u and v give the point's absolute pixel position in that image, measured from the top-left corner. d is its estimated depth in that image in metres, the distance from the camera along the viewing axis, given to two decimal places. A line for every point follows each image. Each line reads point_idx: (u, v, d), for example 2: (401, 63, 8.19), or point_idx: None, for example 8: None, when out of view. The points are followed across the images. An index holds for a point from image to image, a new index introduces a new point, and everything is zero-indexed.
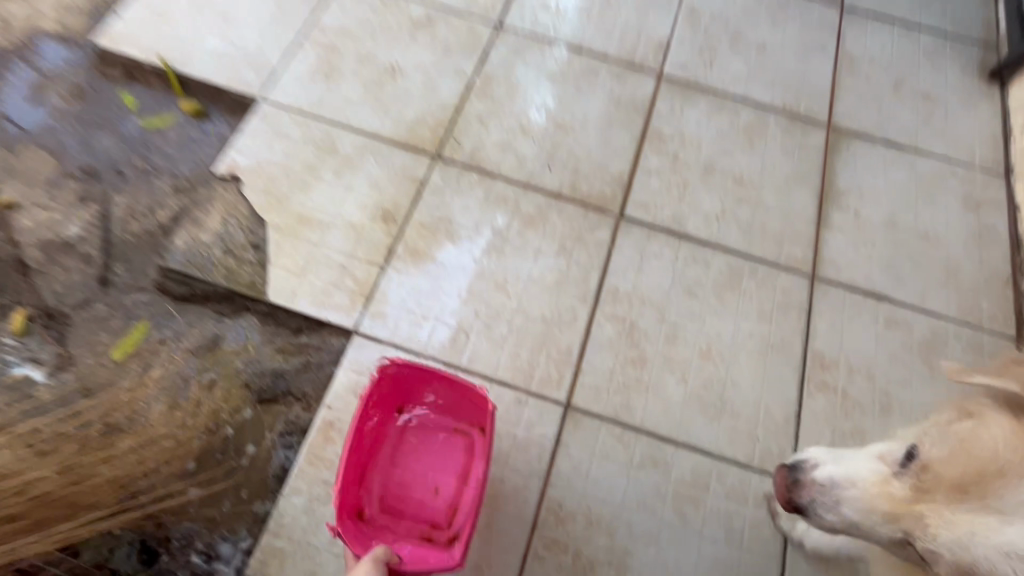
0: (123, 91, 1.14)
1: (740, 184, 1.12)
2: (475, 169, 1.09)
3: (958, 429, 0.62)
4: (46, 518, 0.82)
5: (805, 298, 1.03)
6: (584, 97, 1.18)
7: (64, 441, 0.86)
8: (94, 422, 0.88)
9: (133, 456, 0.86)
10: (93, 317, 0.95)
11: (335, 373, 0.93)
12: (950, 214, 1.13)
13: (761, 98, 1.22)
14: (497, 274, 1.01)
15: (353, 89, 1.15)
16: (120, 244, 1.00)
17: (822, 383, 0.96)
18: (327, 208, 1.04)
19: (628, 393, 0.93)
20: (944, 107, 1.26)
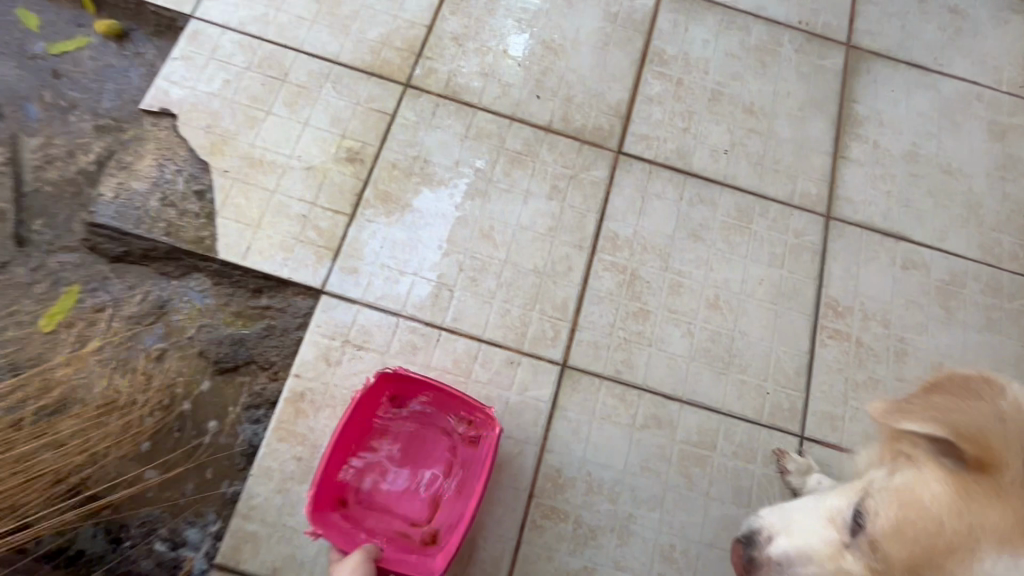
0: (22, 8, 0.94)
1: (750, 113, 1.00)
2: (452, 100, 0.94)
3: (895, 489, 0.56)
4: None
5: (819, 240, 0.94)
6: (575, 11, 1.02)
7: None
8: (26, 405, 0.76)
9: (76, 442, 0.75)
10: (11, 282, 0.81)
11: (303, 338, 0.83)
12: (974, 144, 1.04)
13: (774, 12, 1.08)
14: (482, 221, 0.89)
15: (303, 3, 0.97)
16: (35, 196, 0.85)
17: (835, 331, 0.90)
18: (282, 148, 0.90)
19: (630, 349, 0.85)
20: (972, 22, 1.13)
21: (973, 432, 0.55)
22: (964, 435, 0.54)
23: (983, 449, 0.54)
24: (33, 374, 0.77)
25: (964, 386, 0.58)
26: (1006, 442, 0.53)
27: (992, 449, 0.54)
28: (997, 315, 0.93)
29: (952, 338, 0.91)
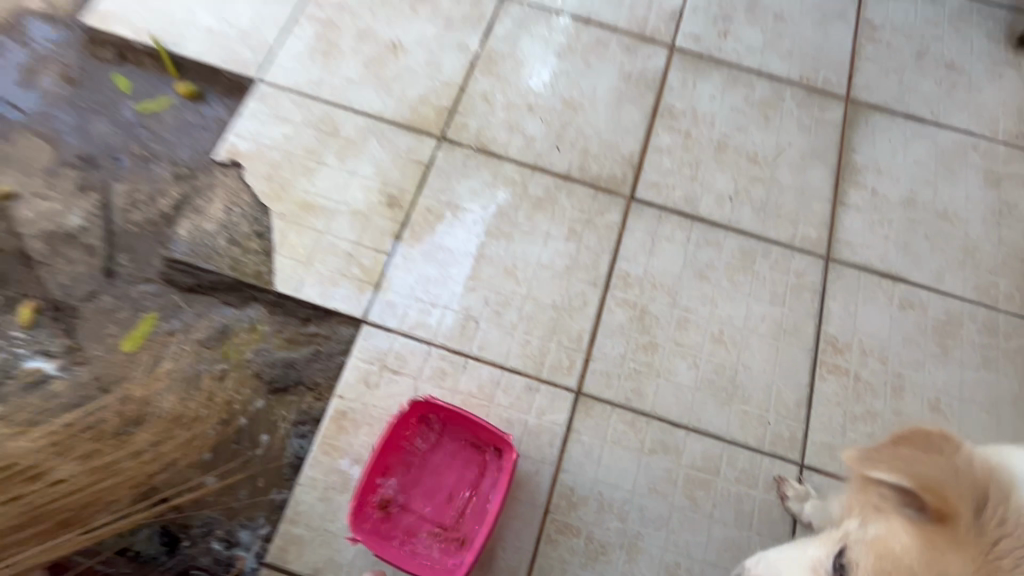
0: (116, 74, 1.11)
1: (754, 162, 1.09)
2: (481, 152, 1.06)
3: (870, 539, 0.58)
4: (69, 517, 0.81)
5: (819, 280, 1.01)
6: (593, 72, 1.14)
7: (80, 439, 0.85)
8: (110, 417, 0.88)
9: (152, 450, 0.86)
10: (101, 309, 0.95)
11: (345, 363, 0.93)
12: (971, 191, 1.10)
13: (777, 70, 1.17)
14: (506, 260, 0.99)
15: (353, 68, 1.11)
16: (122, 235, 0.99)
17: (835, 366, 0.96)
18: (331, 194, 1.02)
19: (639, 379, 0.93)
20: (968, 77, 1.20)
21: (932, 482, 0.55)
22: (926, 487, 0.55)
23: (944, 500, 0.54)
24: (118, 391, 0.90)
25: (924, 438, 0.59)
26: (964, 492, 0.55)
27: (951, 499, 0.54)
28: (994, 354, 0.98)
29: (948, 375, 0.96)
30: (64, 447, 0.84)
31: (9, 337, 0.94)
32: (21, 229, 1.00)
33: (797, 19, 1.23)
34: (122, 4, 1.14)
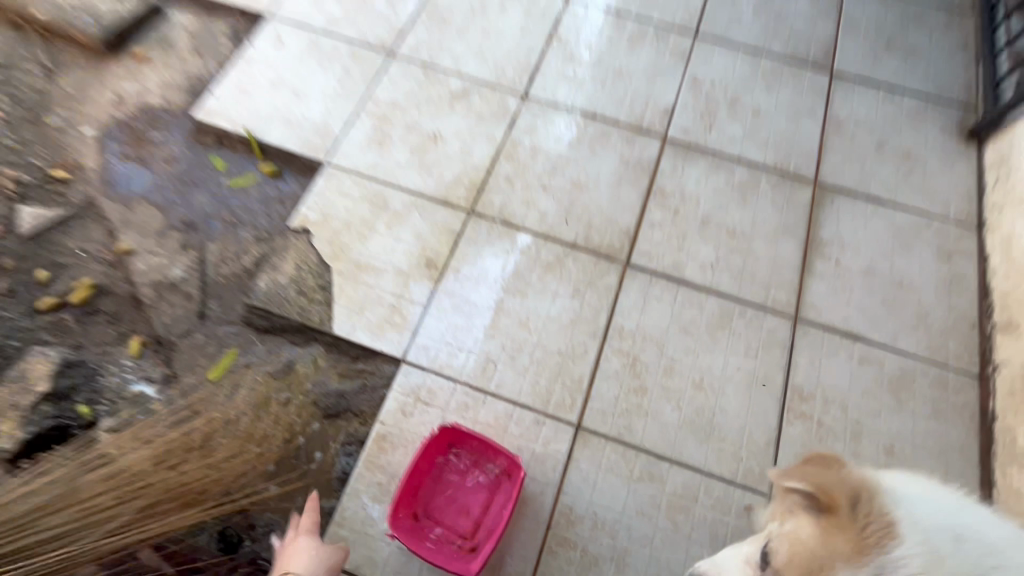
0: (214, 155, 1.38)
1: (733, 235, 1.29)
2: (503, 224, 1.29)
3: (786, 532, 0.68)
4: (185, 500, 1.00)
5: (788, 337, 1.19)
6: (597, 159, 1.37)
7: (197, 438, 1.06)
8: (219, 423, 1.09)
9: (247, 452, 1.07)
10: (193, 344, 1.18)
11: (386, 395, 1.13)
12: (924, 263, 1.28)
13: (754, 157, 1.39)
14: (521, 314, 1.19)
15: (401, 153, 1.36)
16: (214, 284, 1.23)
17: (800, 412, 1.12)
18: (380, 256, 1.25)
19: (630, 417, 1.11)
20: (924, 165, 1.40)
21: (825, 483, 0.66)
22: (819, 487, 0.66)
23: (828, 495, 0.65)
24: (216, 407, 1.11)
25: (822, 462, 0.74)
26: (844, 489, 0.65)
27: (838, 496, 0.65)
28: (942, 407, 1.13)
29: (902, 423, 1.11)
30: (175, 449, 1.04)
31: (121, 364, 1.18)
32: (135, 278, 1.25)
33: (773, 115, 1.45)
34: (222, 101, 1.42)
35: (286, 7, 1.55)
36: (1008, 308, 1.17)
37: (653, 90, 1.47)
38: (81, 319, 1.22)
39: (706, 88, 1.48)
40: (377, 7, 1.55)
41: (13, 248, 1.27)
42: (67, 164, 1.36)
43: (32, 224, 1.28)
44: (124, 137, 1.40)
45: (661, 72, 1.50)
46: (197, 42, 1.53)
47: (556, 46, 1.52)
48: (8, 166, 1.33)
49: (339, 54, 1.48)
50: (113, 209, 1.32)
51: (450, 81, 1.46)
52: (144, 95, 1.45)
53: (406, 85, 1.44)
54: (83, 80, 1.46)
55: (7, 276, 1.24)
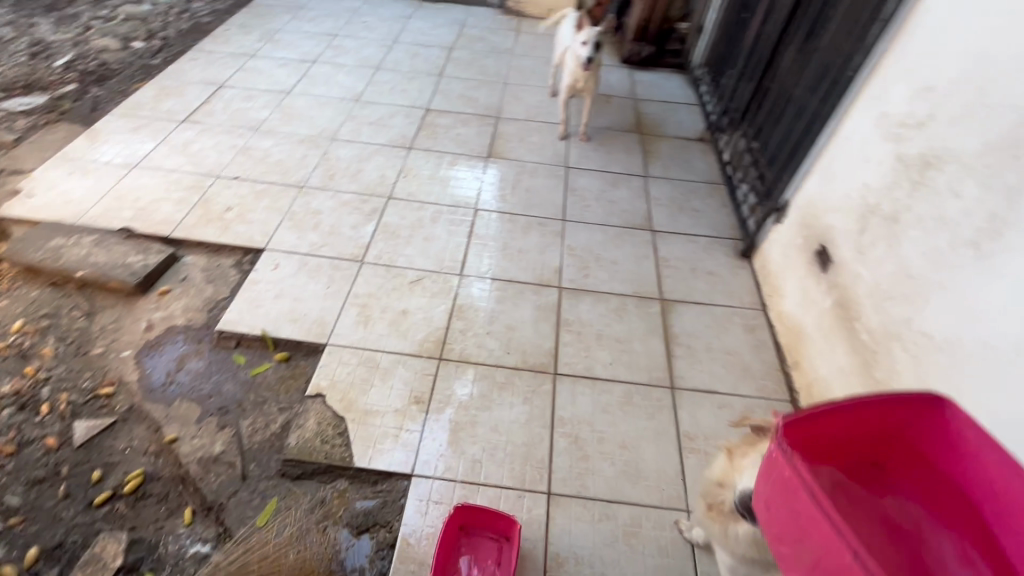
0: (236, 353, 1.80)
1: (619, 341, 1.92)
2: (466, 362, 1.81)
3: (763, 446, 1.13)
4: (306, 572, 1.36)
5: (671, 401, 1.75)
6: (520, 307, 1.99)
7: (304, 535, 1.41)
8: (312, 525, 1.43)
9: (325, 547, 1.40)
10: (241, 501, 1.47)
11: (405, 503, 1.48)
12: (739, 336, 1.97)
13: (620, 290, 2.10)
14: (492, 422, 1.66)
15: (381, 327, 1.88)
16: (250, 450, 1.57)
17: (693, 448, 1.64)
18: (380, 402, 1.69)
19: (583, 478, 1.56)
20: (721, 277, 2.19)
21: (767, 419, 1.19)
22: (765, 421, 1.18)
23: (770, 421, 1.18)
24: (292, 524, 1.43)
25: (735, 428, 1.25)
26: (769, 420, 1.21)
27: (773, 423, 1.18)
28: None
29: None
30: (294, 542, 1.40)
31: (176, 533, 1.42)
32: (182, 460, 1.55)
33: (624, 261, 2.21)
34: (238, 313, 1.89)
35: (277, 240, 2.12)
36: (792, 353, 1.86)
37: (545, 258, 2.19)
38: (134, 504, 1.46)
39: (579, 251, 2.23)
40: (345, 231, 2.18)
41: (68, 457, 1.52)
42: (111, 380, 1.69)
43: (85, 434, 1.56)
44: (156, 351, 1.77)
45: (548, 246, 2.24)
46: (208, 272, 2.01)
47: (475, 239, 2.23)
48: (61, 390, 1.64)
49: (323, 266, 2.05)
50: (156, 408, 1.64)
51: (407, 273, 2.07)
52: (171, 318, 1.87)
53: (376, 280, 2.02)
54: (117, 314, 1.85)
55: (65, 482, 1.48)
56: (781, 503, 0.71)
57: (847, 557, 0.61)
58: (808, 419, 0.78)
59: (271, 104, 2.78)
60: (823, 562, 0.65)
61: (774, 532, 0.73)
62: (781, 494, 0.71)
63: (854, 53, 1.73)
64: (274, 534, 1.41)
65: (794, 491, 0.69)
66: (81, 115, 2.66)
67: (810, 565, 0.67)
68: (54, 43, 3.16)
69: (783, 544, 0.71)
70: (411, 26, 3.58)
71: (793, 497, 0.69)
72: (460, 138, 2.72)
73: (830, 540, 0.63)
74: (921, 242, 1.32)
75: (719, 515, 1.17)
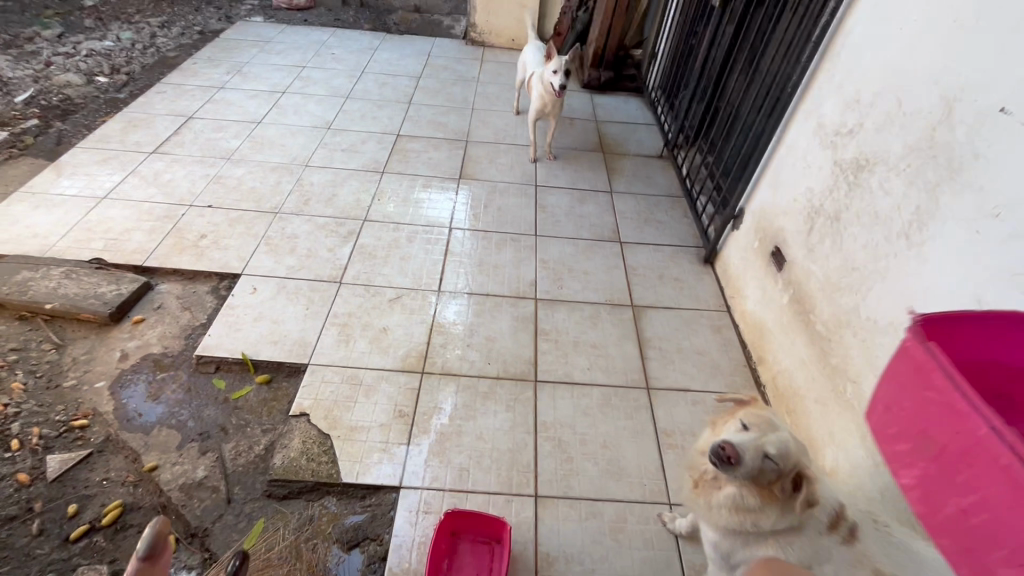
0: (215, 378, 1.79)
1: (595, 347, 2.00)
2: (448, 375, 1.85)
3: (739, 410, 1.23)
4: None
5: (647, 401, 1.83)
6: (498, 320, 2.05)
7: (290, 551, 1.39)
8: (299, 541, 1.42)
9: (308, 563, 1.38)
10: (226, 525, 1.45)
11: (395, 515, 1.49)
12: (707, 337, 2.08)
13: (593, 299, 2.19)
14: (477, 431, 1.70)
15: (363, 344, 1.91)
16: (234, 473, 1.56)
17: (670, 444, 1.71)
18: (366, 418, 1.70)
19: (568, 479, 1.60)
20: (687, 282, 2.31)
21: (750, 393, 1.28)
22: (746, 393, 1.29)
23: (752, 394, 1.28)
24: (278, 542, 1.41)
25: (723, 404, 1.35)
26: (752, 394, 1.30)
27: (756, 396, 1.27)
28: None
29: None
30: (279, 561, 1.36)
31: None
32: (163, 487, 1.52)
33: (595, 271, 2.31)
34: (217, 338, 1.88)
35: (253, 265, 2.13)
36: (756, 350, 1.97)
37: (520, 272, 2.26)
38: (113, 537, 1.42)
39: (552, 264, 2.32)
40: (323, 254, 2.21)
41: (42, 492, 1.47)
42: (85, 412, 1.65)
43: (58, 468, 1.52)
44: (132, 381, 1.75)
45: (522, 260, 2.32)
46: (184, 300, 2.01)
47: (451, 257, 2.29)
48: (31, 426, 1.59)
49: (302, 288, 2.07)
50: (133, 437, 1.61)
51: (386, 292, 2.10)
52: (147, 346, 1.85)
53: (356, 300, 2.05)
54: (89, 346, 1.82)
55: (38, 518, 1.43)
56: (910, 386, 0.60)
57: (983, 430, 0.51)
58: (969, 326, 0.63)
59: (241, 134, 2.81)
60: (951, 447, 0.54)
61: (889, 432, 0.62)
62: (909, 386, 0.60)
63: (792, 72, 1.90)
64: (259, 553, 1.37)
65: (928, 379, 0.57)
66: (44, 150, 2.62)
67: (932, 454, 0.56)
68: (12, 79, 3.12)
69: (902, 441, 0.60)
70: (379, 57, 3.69)
71: (924, 384, 0.58)
72: (431, 161, 2.81)
73: (963, 419, 0.53)
74: (862, 237, 1.46)
75: (703, 488, 1.25)
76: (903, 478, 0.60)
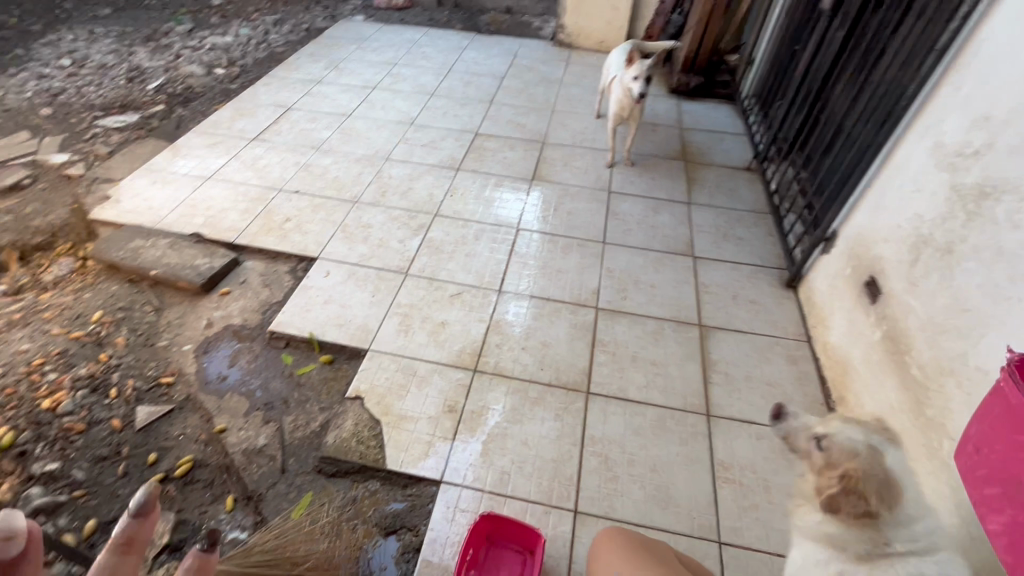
0: (284, 353, 1.90)
1: (655, 364, 1.90)
2: (500, 375, 1.83)
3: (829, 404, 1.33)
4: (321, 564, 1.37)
5: (706, 428, 1.72)
6: (556, 325, 2.02)
7: (333, 525, 1.46)
8: (343, 517, 1.49)
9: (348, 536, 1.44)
10: (278, 493, 1.54)
11: (433, 508, 1.51)
12: (781, 368, 1.91)
13: (658, 314, 2.08)
14: (522, 435, 1.67)
15: (421, 336, 1.94)
16: (291, 445, 1.65)
17: (727, 477, 1.59)
18: (416, 408, 1.73)
19: (611, 498, 1.54)
20: (765, 306, 2.14)
21: None
22: None
23: None
24: (325, 514, 1.49)
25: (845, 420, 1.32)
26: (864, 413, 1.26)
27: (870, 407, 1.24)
28: None
29: (795, 477, 1.60)
30: (318, 534, 1.43)
31: (218, 518, 1.49)
32: (229, 449, 1.64)
33: (663, 286, 2.20)
34: (289, 315, 2.00)
35: (329, 250, 2.25)
36: (837, 387, 1.79)
37: (584, 278, 2.21)
38: (183, 488, 1.55)
39: (618, 273, 2.24)
40: (393, 244, 2.28)
41: (130, 438, 1.64)
42: (172, 371, 1.82)
43: (145, 418, 1.68)
44: (213, 347, 1.90)
45: (588, 266, 2.26)
46: (265, 277, 2.16)
47: (516, 257, 2.28)
48: (128, 377, 1.77)
49: (370, 276, 2.15)
50: (209, 399, 1.76)
51: (448, 287, 2.13)
52: (229, 317, 2.00)
53: (419, 291, 2.10)
54: (182, 311, 2.00)
55: (124, 461, 1.59)
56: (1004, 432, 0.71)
57: None
58: None
59: (332, 126, 2.98)
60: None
61: (978, 474, 0.74)
62: (997, 430, 0.72)
63: (909, 83, 1.70)
64: (308, 522, 1.46)
65: (1017, 425, 0.69)
66: (166, 132, 2.94)
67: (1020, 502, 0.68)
68: (149, 69, 3.54)
69: (991, 485, 0.72)
70: (466, 56, 3.76)
71: (1013, 430, 0.69)
72: (506, 161, 2.81)
73: None
74: (979, 274, 1.26)
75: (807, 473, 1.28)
76: (992, 523, 0.72)
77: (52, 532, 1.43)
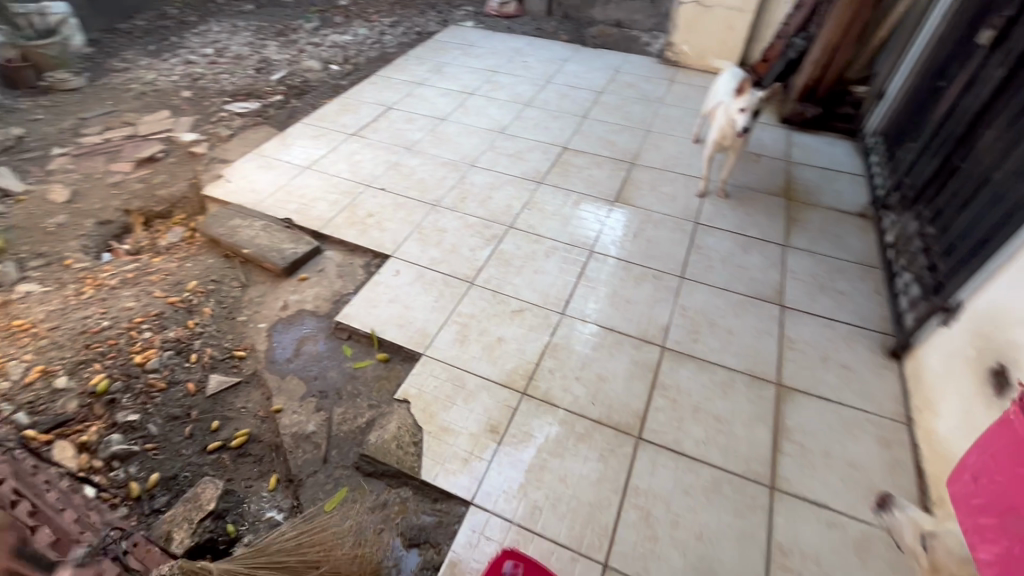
0: (345, 345, 1.97)
1: (718, 420, 1.74)
2: (547, 402, 1.77)
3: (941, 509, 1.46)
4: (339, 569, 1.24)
5: (768, 501, 1.54)
6: (615, 358, 1.91)
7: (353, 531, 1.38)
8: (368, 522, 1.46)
9: (370, 544, 1.38)
10: (316, 482, 1.59)
11: (458, 530, 1.48)
12: (870, 449, 1.67)
13: (730, 363, 1.91)
14: (560, 471, 1.60)
15: (476, 349, 1.92)
16: (337, 437, 1.69)
17: (784, 564, 1.42)
18: (459, 422, 1.71)
19: (647, 559, 1.42)
20: (860, 375, 1.88)
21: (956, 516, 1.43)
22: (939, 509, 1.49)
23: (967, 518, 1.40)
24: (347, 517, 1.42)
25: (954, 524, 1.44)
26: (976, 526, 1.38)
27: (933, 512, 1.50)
28: (900, 569, 1.40)
29: None
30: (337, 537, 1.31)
31: (260, 495, 1.57)
32: (281, 430, 1.72)
33: (741, 333, 2.01)
34: (356, 309, 2.06)
35: (403, 250, 2.30)
36: (938, 486, 1.53)
37: (654, 313, 2.07)
38: (235, 459, 1.65)
39: (692, 312, 2.08)
40: (463, 252, 2.30)
41: (199, 403, 1.77)
42: (245, 346, 1.94)
43: (215, 386, 1.81)
44: (284, 329, 2.01)
45: (659, 300, 2.13)
46: (341, 268, 2.25)
47: (584, 281, 2.19)
48: (208, 345, 1.92)
49: (437, 281, 2.17)
50: (272, 378, 1.86)
51: (511, 302, 2.10)
52: (303, 302, 2.11)
53: (481, 303, 2.08)
54: (264, 291, 2.14)
55: (192, 423, 1.72)
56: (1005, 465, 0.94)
57: None
58: None
59: (425, 128, 3.07)
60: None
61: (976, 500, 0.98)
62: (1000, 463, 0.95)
63: None
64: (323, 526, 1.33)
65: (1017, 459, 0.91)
66: (279, 122, 3.19)
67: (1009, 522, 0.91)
68: (275, 62, 3.87)
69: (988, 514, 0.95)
70: (567, 68, 3.72)
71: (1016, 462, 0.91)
72: (590, 179, 2.73)
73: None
74: None
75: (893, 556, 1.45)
76: (987, 548, 0.94)
77: (122, 478, 1.57)
